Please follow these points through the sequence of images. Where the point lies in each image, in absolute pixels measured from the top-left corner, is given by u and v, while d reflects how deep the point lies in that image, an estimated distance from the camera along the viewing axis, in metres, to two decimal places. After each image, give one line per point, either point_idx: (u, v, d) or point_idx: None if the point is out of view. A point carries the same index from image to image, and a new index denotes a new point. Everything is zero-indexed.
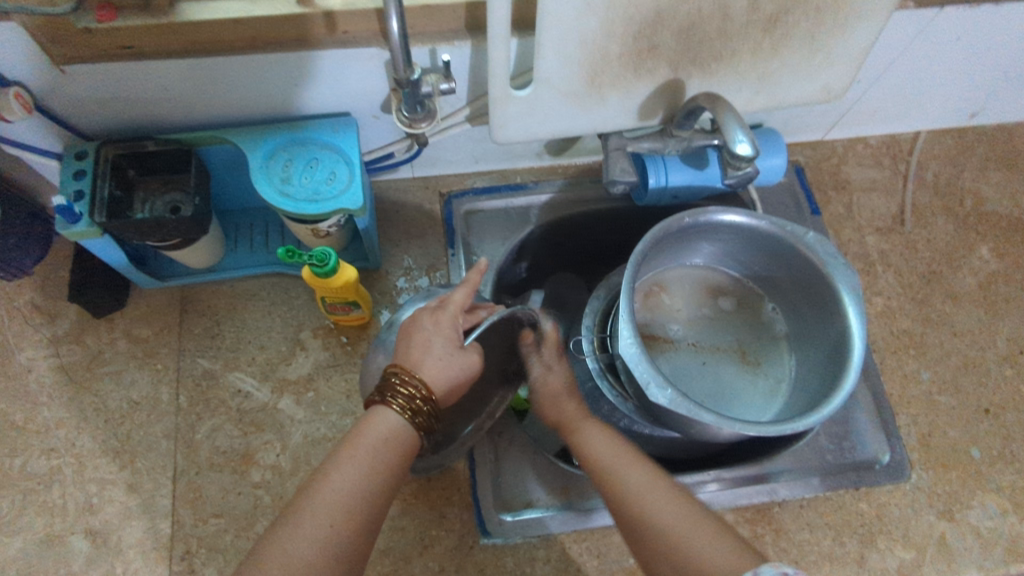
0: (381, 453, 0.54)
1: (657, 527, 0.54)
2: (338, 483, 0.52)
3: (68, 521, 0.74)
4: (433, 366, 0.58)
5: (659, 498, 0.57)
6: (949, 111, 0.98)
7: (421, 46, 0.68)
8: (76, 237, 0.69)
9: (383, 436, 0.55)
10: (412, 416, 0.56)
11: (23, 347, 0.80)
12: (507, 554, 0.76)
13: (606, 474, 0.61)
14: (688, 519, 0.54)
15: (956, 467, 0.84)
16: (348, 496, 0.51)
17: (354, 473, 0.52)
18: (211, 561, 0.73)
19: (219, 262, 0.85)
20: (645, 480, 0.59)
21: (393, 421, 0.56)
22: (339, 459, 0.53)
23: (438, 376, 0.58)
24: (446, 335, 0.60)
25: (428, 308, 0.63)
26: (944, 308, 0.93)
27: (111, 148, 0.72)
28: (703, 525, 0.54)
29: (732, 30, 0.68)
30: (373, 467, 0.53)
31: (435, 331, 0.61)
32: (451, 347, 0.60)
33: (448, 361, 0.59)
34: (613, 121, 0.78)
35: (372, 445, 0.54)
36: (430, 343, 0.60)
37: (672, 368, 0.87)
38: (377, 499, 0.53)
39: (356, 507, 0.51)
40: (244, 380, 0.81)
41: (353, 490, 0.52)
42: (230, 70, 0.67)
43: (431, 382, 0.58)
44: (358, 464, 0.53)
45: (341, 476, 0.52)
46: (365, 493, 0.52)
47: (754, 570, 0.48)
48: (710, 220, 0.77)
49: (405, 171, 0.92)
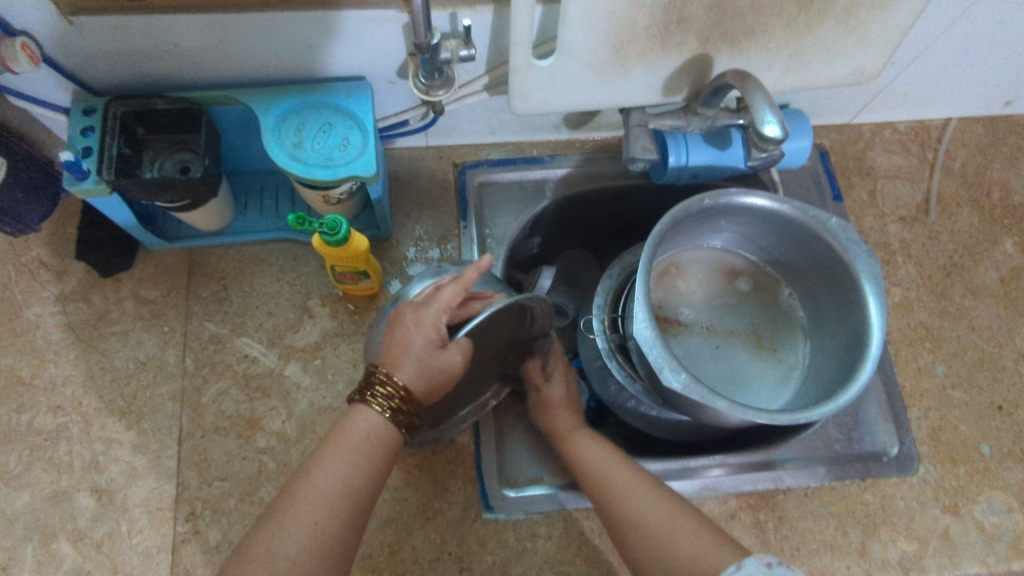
0: (365, 450, 0.55)
1: (638, 517, 0.59)
2: (323, 479, 0.53)
3: (74, 478, 0.75)
4: (412, 366, 0.57)
5: (634, 490, 0.62)
6: (983, 98, 0.95)
7: (442, 10, 0.65)
8: (83, 194, 0.68)
9: (367, 433, 0.56)
10: (393, 415, 0.57)
11: (31, 304, 0.80)
12: (508, 529, 0.76)
13: (595, 474, 0.66)
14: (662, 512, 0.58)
15: (964, 463, 0.83)
16: (331, 493, 0.53)
17: (338, 469, 0.54)
18: (215, 523, 0.73)
19: (228, 226, 0.83)
20: (626, 479, 0.63)
21: (374, 420, 0.56)
22: (323, 455, 0.55)
23: (416, 377, 0.57)
24: (425, 337, 0.57)
25: (413, 304, 0.60)
26: (964, 301, 0.91)
27: (118, 106, 0.70)
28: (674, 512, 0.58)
29: (766, 5, 0.65)
30: (358, 463, 0.55)
31: (416, 330, 0.58)
32: (430, 348, 0.57)
33: (425, 363, 0.57)
34: (636, 97, 0.76)
35: (356, 442, 0.55)
36: (409, 343, 0.57)
37: (685, 351, 0.86)
38: (363, 495, 0.54)
39: (340, 504, 0.53)
40: (251, 345, 0.80)
41: (337, 485, 0.53)
42: (241, 29, 0.65)
43: (409, 384, 0.57)
44: (342, 460, 0.54)
45: (326, 472, 0.54)
46: (350, 488, 0.54)
47: (736, 562, 0.51)
48: (732, 203, 0.75)
49: (420, 139, 0.89)
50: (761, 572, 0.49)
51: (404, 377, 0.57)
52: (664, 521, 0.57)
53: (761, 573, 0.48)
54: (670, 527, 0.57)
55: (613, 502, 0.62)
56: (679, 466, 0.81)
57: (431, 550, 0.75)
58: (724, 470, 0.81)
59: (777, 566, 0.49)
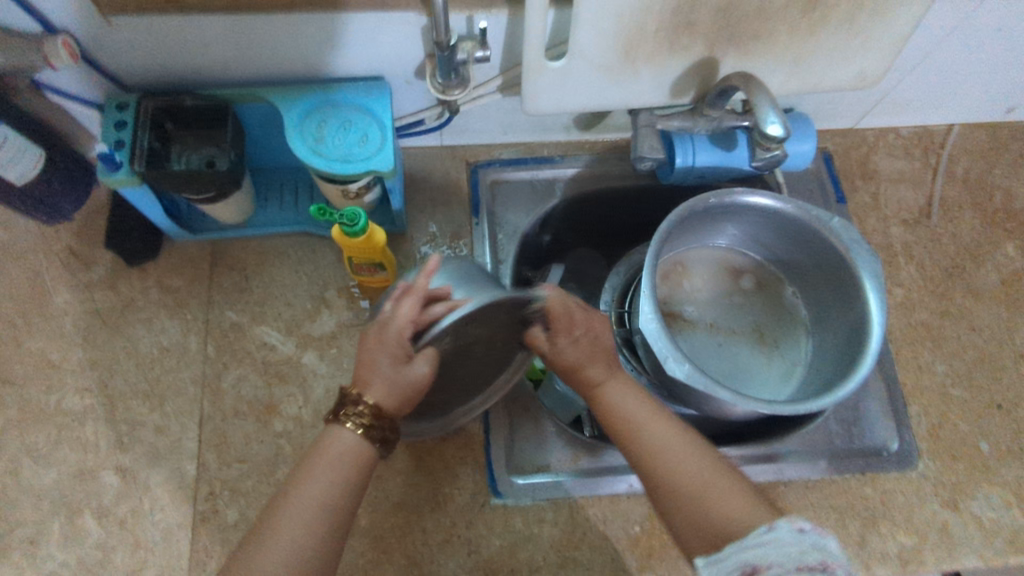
0: (343, 465, 0.56)
1: (676, 484, 0.59)
2: (306, 492, 0.55)
3: (99, 457, 0.78)
4: (381, 386, 0.57)
5: (676, 453, 0.60)
6: (986, 104, 0.97)
7: (460, 13, 0.68)
8: (116, 186, 0.72)
9: (342, 449, 0.57)
10: (365, 431, 0.57)
11: (61, 290, 0.83)
12: (515, 514, 0.79)
13: (627, 428, 0.63)
14: (708, 476, 0.58)
15: (964, 459, 0.85)
16: (312, 509, 0.55)
17: (317, 485, 0.55)
18: (233, 503, 0.76)
19: (251, 219, 0.87)
20: (667, 434, 0.62)
21: (350, 439, 0.57)
22: (303, 471, 0.56)
23: (384, 394, 0.57)
24: (387, 356, 0.58)
25: (380, 323, 0.61)
26: (965, 302, 0.93)
27: (151, 102, 0.74)
28: (720, 479, 0.58)
29: (771, 9, 0.67)
30: (337, 477, 0.56)
31: (382, 349, 0.58)
32: (395, 366, 0.57)
33: (392, 381, 0.57)
34: (643, 99, 0.78)
35: (333, 457, 0.56)
36: (376, 362, 0.58)
37: (689, 347, 0.88)
38: (343, 507, 0.56)
39: (320, 518, 0.54)
40: (270, 333, 0.83)
41: (317, 499, 0.55)
42: (266, 29, 0.68)
43: (378, 400, 0.57)
44: (320, 475, 0.56)
45: (306, 488, 0.55)
46: (331, 501, 0.55)
47: (769, 524, 0.53)
48: (736, 202, 0.78)
49: (434, 138, 0.93)
50: (794, 536, 0.50)
51: (373, 394, 0.57)
52: (706, 482, 0.58)
53: (794, 538, 0.50)
54: (711, 490, 0.57)
55: (648, 458, 0.61)
56: None
57: (440, 533, 0.78)
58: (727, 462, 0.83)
59: (809, 532, 0.51)
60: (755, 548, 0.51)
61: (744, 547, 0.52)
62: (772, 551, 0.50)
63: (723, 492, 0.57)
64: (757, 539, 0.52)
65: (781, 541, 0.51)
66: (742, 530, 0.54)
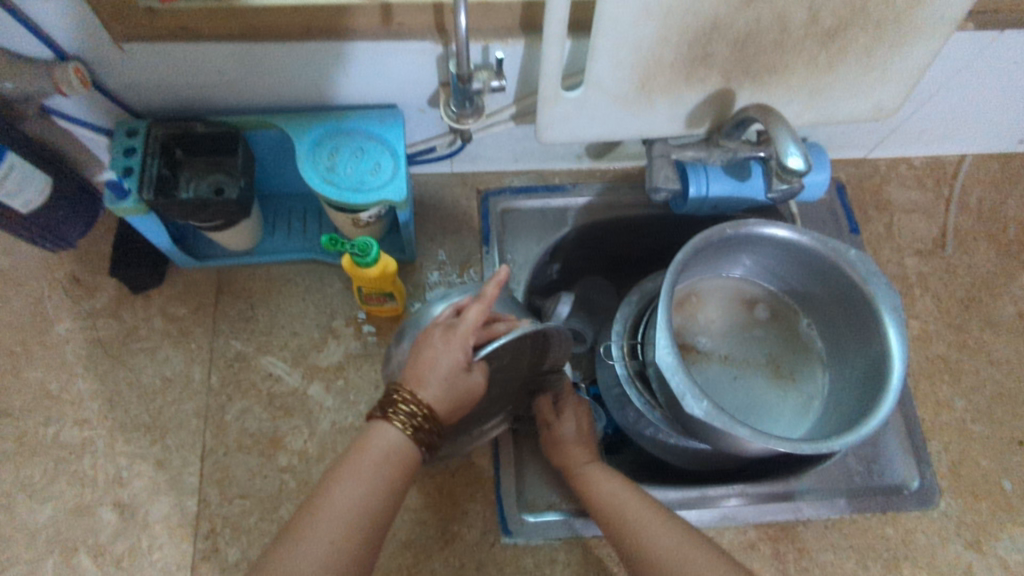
0: (384, 469, 0.54)
1: (653, 553, 0.58)
2: (342, 495, 0.52)
3: (98, 492, 0.75)
4: (437, 386, 0.56)
5: (656, 526, 0.61)
6: (999, 135, 0.96)
7: (476, 42, 0.67)
8: (123, 213, 0.70)
9: (384, 452, 0.54)
10: (414, 432, 0.55)
11: (62, 319, 0.82)
12: (526, 554, 0.76)
13: (608, 507, 0.66)
14: (681, 548, 0.57)
15: (986, 498, 0.83)
16: (349, 512, 0.51)
17: (356, 487, 0.52)
18: (235, 541, 0.73)
19: (258, 245, 0.85)
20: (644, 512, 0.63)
21: (394, 438, 0.55)
22: (341, 473, 0.53)
23: (440, 396, 0.56)
24: (452, 357, 0.57)
25: (440, 325, 0.59)
26: (982, 335, 0.91)
27: (160, 129, 0.72)
28: (697, 549, 0.57)
29: (788, 42, 0.67)
30: (376, 482, 0.53)
31: (444, 349, 0.57)
32: (456, 370, 0.56)
33: (450, 384, 0.56)
34: (659, 129, 0.78)
35: (374, 459, 0.54)
36: (436, 361, 0.56)
37: (703, 380, 0.86)
38: (379, 515, 0.52)
39: (357, 523, 0.51)
40: (276, 363, 0.81)
41: (353, 506, 0.52)
42: (279, 57, 0.68)
43: (433, 402, 0.56)
44: (360, 478, 0.53)
45: (344, 491, 0.52)
46: (367, 508, 0.52)
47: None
48: (752, 233, 0.77)
49: (445, 165, 0.92)
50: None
51: (429, 395, 0.56)
52: (679, 552, 0.57)
53: None
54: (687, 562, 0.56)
55: (626, 529, 0.62)
56: (698, 494, 0.81)
57: (449, 573, 0.75)
58: (743, 500, 0.80)
59: None
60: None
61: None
62: None
63: (699, 561, 0.55)
64: None
65: None
66: None
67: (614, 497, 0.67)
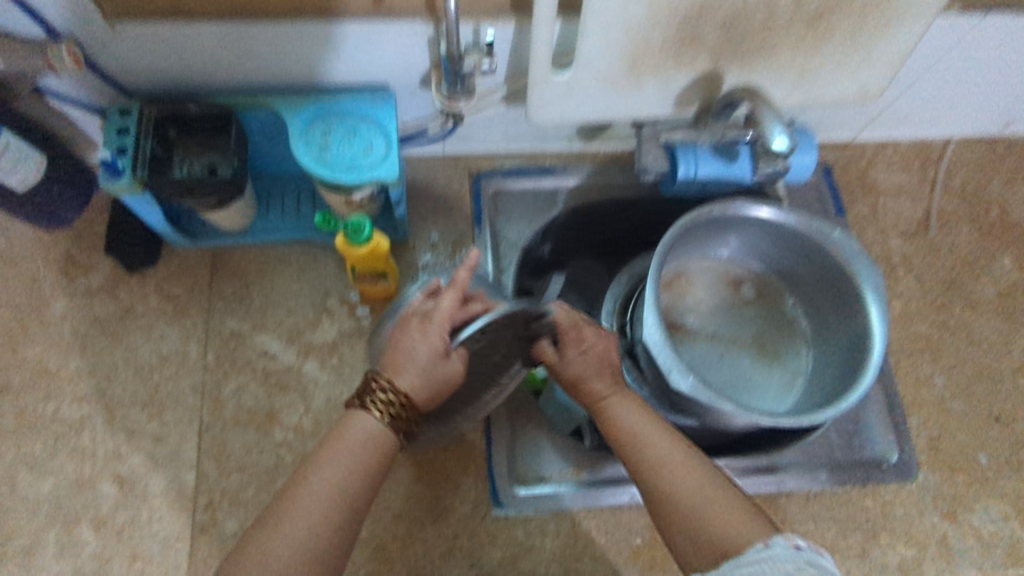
0: (363, 455, 0.55)
1: (675, 495, 0.56)
2: (321, 480, 0.53)
3: (97, 467, 0.77)
4: (413, 374, 0.56)
5: (679, 466, 0.58)
6: (984, 118, 0.98)
7: (467, 23, 0.68)
8: (117, 192, 0.71)
9: (363, 439, 0.55)
10: (391, 420, 0.56)
11: (59, 297, 0.83)
12: (517, 525, 0.79)
13: (625, 433, 0.62)
14: (704, 491, 0.56)
15: (963, 471, 0.86)
16: (327, 497, 0.52)
17: (334, 473, 0.53)
18: (233, 514, 0.75)
19: (252, 225, 0.86)
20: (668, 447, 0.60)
21: (372, 426, 0.56)
22: (320, 460, 0.54)
23: (417, 383, 0.57)
24: (428, 345, 0.57)
25: (417, 314, 0.60)
26: (963, 315, 0.93)
27: (152, 110, 0.74)
28: (723, 495, 0.56)
29: (775, 25, 0.68)
30: (355, 467, 0.54)
31: (422, 338, 0.57)
32: (434, 359, 0.57)
33: (427, 372, 0.57)
34: (648, 110, 0.79)
35: (352, 447, 0.55)
36: (413, 350, 0.57)
37: (691, 357, 0.88)
38: (358, 499, 0.54)
39: (336, 508, 0.52)
40: (271, 341, 0.83)
41: (332, 490, 0.53)
42: (272, 37, 0.68)
43: (409, 391, 0.56)
44: (338, 464, 0.54)
45: (321, 479, 0.53)
46: (345, 493, 0.53)
47: (765, 541, 0.51)
48: (739, 213, 0.78)
49: (437, 147, 0.92)
50: (790, 553, 0.49)
51: (405, 382, 0.56)
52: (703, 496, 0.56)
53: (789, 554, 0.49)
54: (710, 501, 0.55)
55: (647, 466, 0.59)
56: None
57: (441, 544, 0.78)
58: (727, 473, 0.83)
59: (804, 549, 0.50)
60: (751, 565, 0.50)
61: (740, 564, 0.50)
62: (766, 568, 0.49)
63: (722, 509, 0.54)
64: (754, 555, 0.50)
65: (777, 559, 0.49)
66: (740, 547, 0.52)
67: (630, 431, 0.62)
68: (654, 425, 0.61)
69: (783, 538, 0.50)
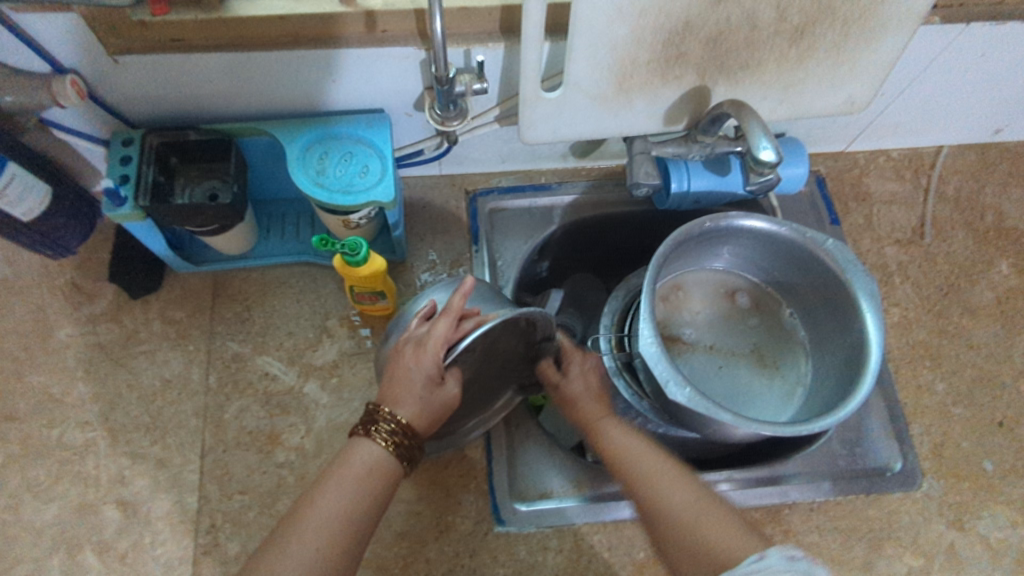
0: (369, 479, 0.56)
1: (673, 513, 0.59)
2: (327, 503, 0.54)
3: (100, 491, 0.77)
4: (412, 404, 0.58)
5: (672, 481, 0.62)
6: (973, 126, 0.99)
7: (457, 47, 0.70)
8: (120, 220, 0.73)
9: (368, 464, 0.56)
10: (395, 448, 0.58)
11: (64, 324, 0.84)
12: (519, 542, 0.78)
13: (619, 453, 0.66)
14: (701, 504, 0.59)
15: (968, 479, 0.85)
16: (335, 519, 0.53)
17: (342, 493, 0.54)
18: (235, 536, 0.76)
19: (252, 249, 0.88)
20: (658, 464, 0.64)
21: (376, 453, 0.57)
22: (327, 483, 0.55)
23: (418, 412, 0.59)
24: (425, 373, 0.58)
25: (411, 342, 0.61)
26: (961, 321, 0.93)
27: (156, 138, 0.75)
28: (714, 509, 0.58)
29: (759, 40, 0.69)
30: (360, 491, 0.55)
31: (417, 367, 0.59)
32: (430, 386, 0.59)
33: (426, 400, 0.59)
34: (638, 127, 0.80)
35: (360, 470, 0.56)
36: (410, 380, 0.59)
37: (690, 370, 0.88)
38: (362, 522, 0.54)
39: (345, 528, 0.53)
40: (272, 363, 0.84)
41: (339, 512, 0.54)
42: (267, 64, 0.70)
43: (411, 419, 0.58)
44: (345, 488, 0.55)
45: (329, 500, 0.54)
46: (353, 515, 0.54)
47: (759, 553, 0.52)
48: (732, 225, 0.79)
49: (433, 167, 0.94)
50: (784, 565, 0.50)
51: (406, 412, 0.58)
52: (695, 513, 0.58)
53: (784, 565, 0.50)
54: (706, 519, 0.57)
55: (643, 481, 0.62)
56: None
57: (443, 564, 0.77)
58: (731, 485, 0.82)
59: (801, 559, 0.50)
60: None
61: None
62: None
63: (716, 520, 0.57)
64: (748, 566, 0.51)
65: (771, 568, 0.50)
66: (734, 558, 0.53)
67: (623, 448, 0.66)
68: (641, 440, 0.67)
69: (778, 547, 0.51)
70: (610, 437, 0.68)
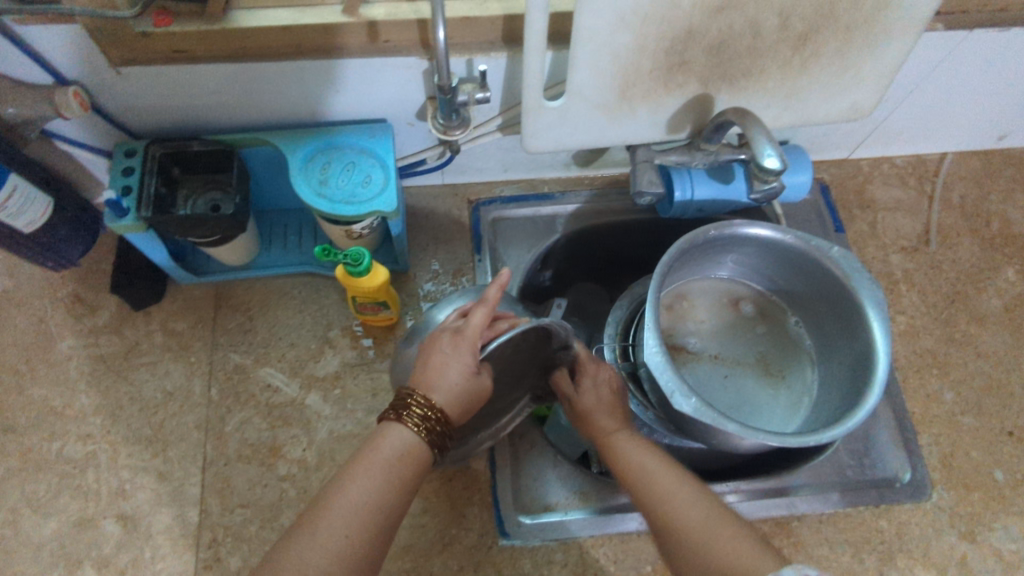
0: (398, 468, 0.53)
1: (681, 529, 0.55)
2: (354, 491, 0.51)
3: (100, 505, 0.77)
4: (446, 390, 0.56)
5: (680, 494, 0.58)
6: (977, 133, 0.99)
7: (459, 56, 0.70)
8: (122, 231, 0.72)
9: (398, 453, 0.54)
10: (427, 435, 0.55)
11: (66, 337, 0.84)
12: (524, 556, 0.77)
13: (625, 467, 0.63)
14: (711, 518, 0.55)
15: (978, 489, 0.84)
16: (362, 509, 0.51)
17: (370, 485, 0.52)
18: (236, 550, 0.75)
19: (254, 260, 0.87)
20: (667, 476, 0.60)
21: (406, 440, 0.54)
22: (355, 471, 0.52)
23: (451, 400, 0.56)
24: (459, 362, 0.57)
25: (447, 331, 0.60)
26: (969, 329, 0.92)
27: (157, 149, 0.75)
28: (726, 523, 0.55)
29: (762, 48, 0.69)
30: (388, 482, 0.52)
31: (452, 355, 0.58)
32: (465, 374, 0.57)
33: (461, 387, 0.57)
34: (641, 135, 0.80)
35: (388, 459, 0.53)
36: (445, 367, 0.57)
37: (695, 380, 0.88)
38: (389, 513, 0.52)
39: (369, 524, 0.50)
40: (274, 374, 0.83)
41: (366, 502, 0.51)
42: (271, 74, 0.70)
43: (445, 405, 0.56)
44: (373, 477, 0.52)
45: (359, 489, 0.51)
46: (380, 506, 0.51)
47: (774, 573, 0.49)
48: (736, 233, 0.78)
49: (436, 177, 0.94)
50: None
51: (440, 399, 0.56)
52: (706, 527, 0.54)
53: None
54: (718, 534, 0.53)
55: (650, 493, 0.59)
56: None
57: None
58: (738, 497, 0.81)
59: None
60: None
61: None
62: None
63: (728, 536, 0.53)
64: None
65: None
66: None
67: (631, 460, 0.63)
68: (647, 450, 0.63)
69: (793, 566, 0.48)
70: (621, 449, 0.64)
